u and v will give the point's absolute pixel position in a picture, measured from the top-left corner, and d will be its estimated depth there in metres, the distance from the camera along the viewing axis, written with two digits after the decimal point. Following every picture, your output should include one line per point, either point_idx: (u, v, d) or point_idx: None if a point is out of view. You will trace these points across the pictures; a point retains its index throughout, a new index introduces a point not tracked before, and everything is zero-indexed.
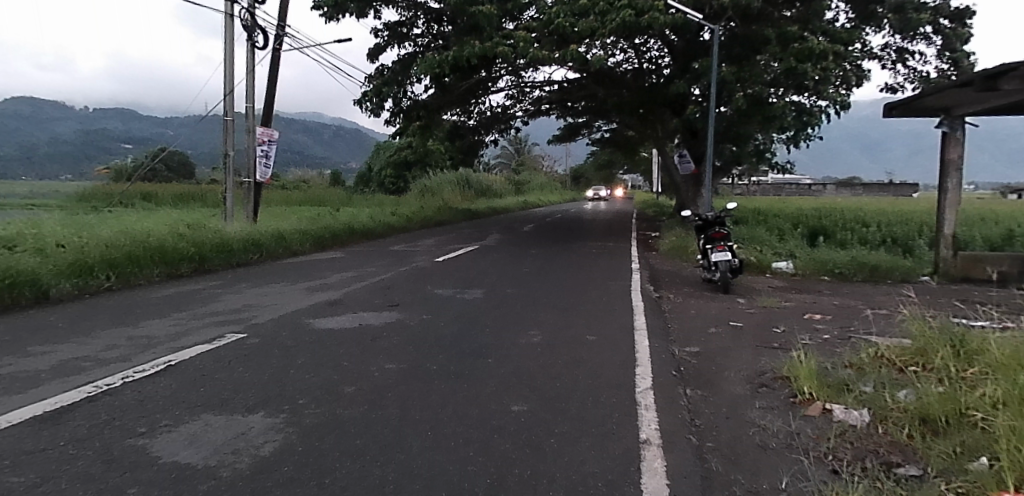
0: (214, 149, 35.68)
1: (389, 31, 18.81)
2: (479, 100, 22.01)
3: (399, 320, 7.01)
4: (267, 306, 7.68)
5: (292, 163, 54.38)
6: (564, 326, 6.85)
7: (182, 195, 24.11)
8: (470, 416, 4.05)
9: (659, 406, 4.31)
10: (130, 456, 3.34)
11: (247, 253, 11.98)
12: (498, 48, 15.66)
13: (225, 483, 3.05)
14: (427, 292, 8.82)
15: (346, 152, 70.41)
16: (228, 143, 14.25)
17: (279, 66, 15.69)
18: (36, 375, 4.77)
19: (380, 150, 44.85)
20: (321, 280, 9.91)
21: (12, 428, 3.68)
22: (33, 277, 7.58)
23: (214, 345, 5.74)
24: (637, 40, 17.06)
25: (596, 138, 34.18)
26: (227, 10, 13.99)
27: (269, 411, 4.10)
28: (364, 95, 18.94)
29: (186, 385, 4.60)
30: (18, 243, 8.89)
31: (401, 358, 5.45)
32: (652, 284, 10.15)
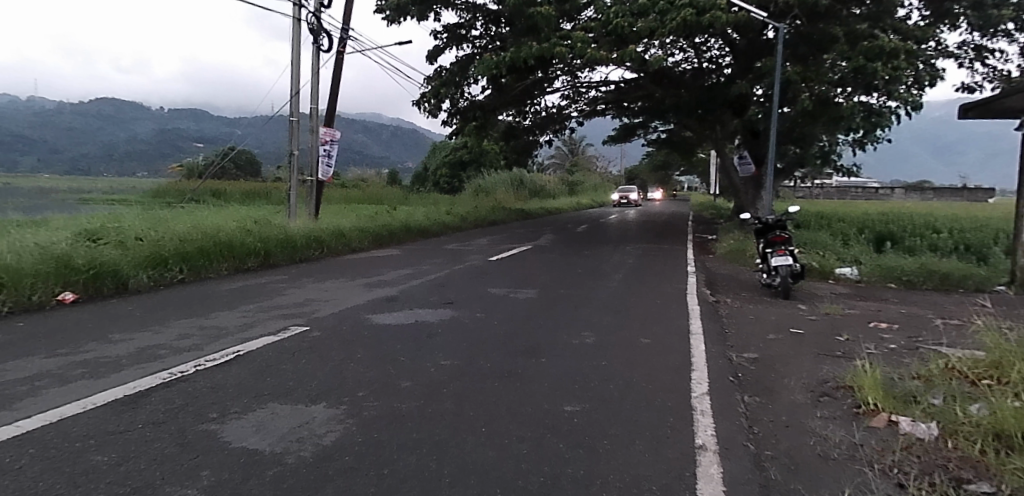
0: (278, 148, 37.00)
1: (448, 33, 19.09)
2: (535, 100, 22.06)
3: (455, 317, 7.13)
4: (328, 301, 7.94)
5: (350, 162, 55.71)
6: (619, 327, 6.82)
7: (249, 192, 25.04)
8: (524, 414, 4.10)
9: (716, 412, 4.25)
10: (202, 441, 3.52)
11: (308, 249, 12.39)
12: (555, 48, 15.63)
13: (290, 469, 3.19)
14: (481, 291, 8.91)
15: (403, 151, 71.74)
16: (293, 142, 14.74)
17: (341, 68, 16.14)
18: (118, 360, 5.09)
19: (437, 149, 45.48)
20: (379, 276, 10.16)
21: (96, 410, 3.93)
22: (114, 268, 8.06)
23: (280, 337, 5.98)
24: (697, 40, 16.82)
25: (652, 138, 33.74)
26: (296, 14, 14.47)
27: (331, 402, 4.25)
28: (422, 96, 19.31)
29: (254, 373, 4.82)
30: (101, 235, 9.46)
31: (456, 355, 5.55)
32: (709, 288, 9.97)
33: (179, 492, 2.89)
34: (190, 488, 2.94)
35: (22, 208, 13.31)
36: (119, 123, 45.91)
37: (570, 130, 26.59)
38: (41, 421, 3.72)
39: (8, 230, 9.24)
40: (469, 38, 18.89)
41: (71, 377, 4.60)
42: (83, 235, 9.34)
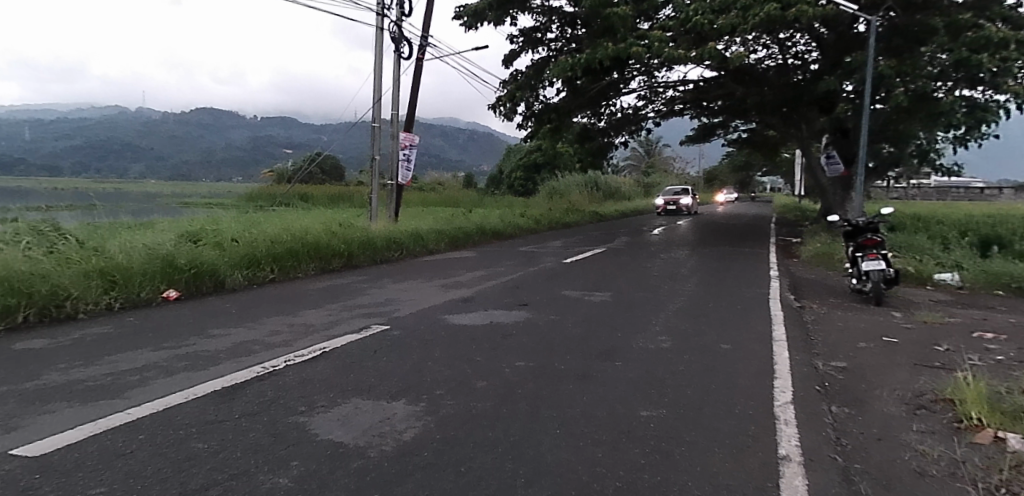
0: (360, 153, 38.32)
1: (524, 37, 19.21)
2: (611, 101, 21.83)
3: (529, 319, 7.18)
4: (408, 301, 8.18)
5: (426, 166, 56.83)
6: (697, 332, 6.67)
7: (333, 195, 26.10)
8: (599, 417, 4.09)
9: (801, 422, 4.08)
10: (292, 432, 3.72)
11: (388, 250, 12.79)
12: (632, 48, 15.43)
13: (372, 463, 3.32)
14: (556, 294, 8.93)
15: (479, 154, 72.69)
16: (374, 147, 15.26)
17: (420, 75, 16.55)
18: (216, 354, 5.44)
19: (513, 152, 45.78)
20: (456, 277, 10.36)
21: (197, 400, 4.22)
22: (213, 268, 8.61)
23: (363, 335, 6.21)
24: (782, 35, 16.23)
25: (732, 138, 32.70)
26: (378, 24, 14.99)
27: (410, 399, 4.38)
28: (498, 100, 19.58)
29: (338, 370, 5.04)
30: (201, 237, 10.13)
31: (531, 356, 5.59)
32: (793, 293, 9.57)
33: (272, 479, 3.07)
34: (282, 477, 3.11)
35: (132, 212, 14.44)
36: (216, 132, 48.89)
37: (646, 131, 26.18)
38: (149, 409, 4.03)
39: (122, 232, 10.06)
40: (545, 42, 18.99)
41: (175, 369, 4.96)
42: (185, 237, 10.02)
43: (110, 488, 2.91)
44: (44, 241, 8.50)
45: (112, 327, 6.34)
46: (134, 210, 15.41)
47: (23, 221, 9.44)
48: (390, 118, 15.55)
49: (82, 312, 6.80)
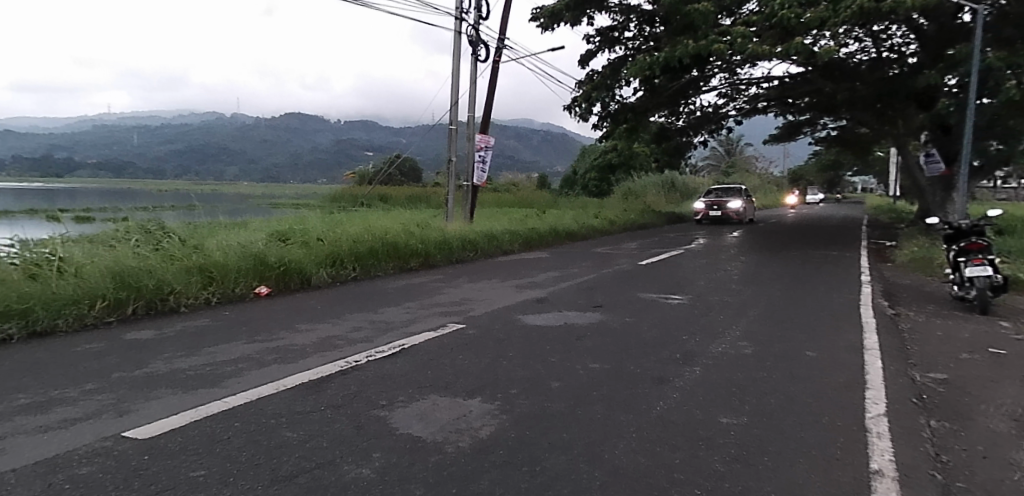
0: (437, 155, 39.13)
1: (601, 36, 19.09)
2: (690, 100, 21.32)
3: (603, 321, 7.12)
4: (483, 300, 8.28)
5: (501, 168, 57.22)
6: (780, 338, 6.40)
7: (411, 197, 26.75)
8: (677, 423, 4.01)
9: (895, 436, 3.86)
10: (374, 425, 3.85)
11: (463, 250, 12.98)
12: (713, 45, 15.03)
13: (450, 458, 3.39)
14: (632, 296, 8.80)
15: (553, 155, 72.66)
16: (451, 150, 15.56)
17: (497, 76, 16.73)
18: (303, 348, 5.71)
19: (587, 153, 45.50)
20: (529, 278, 10.38)
21: (286, 391, 4.44)
22: (300, 266, 9.03)
23: (438, 333, 6.34)
24: (876, 27, 15.37)
25: (820, 136, 31.18)
26: (457, 28, 15.27)
27: (486, 397, 4.45)
28: (574, 100, 19.54)
29: (416, 366, 5.17)
30: (289, 236, 10.65)
31: (606, 358, 5.54)
32: (887, 299, 9.03)
33: (356, 470, 3.19)
34: (365, 467, 3.23)
35: (227, 212, 15.34)
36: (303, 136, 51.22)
37: (726, 129, 25.41)
38: (243, 398, 4.27)
39: (218, 231, 10.70)
40: (622, 41, 18.82)
41: (267, 361, 5.24)
42: (276, 236, 10.58)
43: (209, 471, 3.11)
44: (151, 239, 9.15)
45: (210, 321, 6.76)
46: (229, 210, 16.37)
47: (132, 221, 10.21)
48: (467, 120, 15.79)
49: (184, 306, 7.29)
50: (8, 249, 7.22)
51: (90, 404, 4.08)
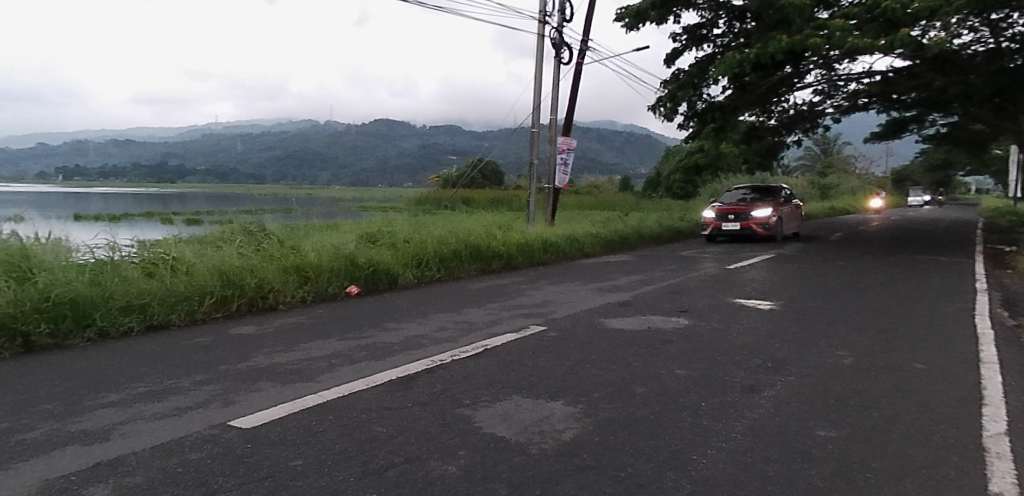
0: (519, 158, 39.50)
1: (688, 34, 18.64)
2: (783, 98, 20.43)
3: (690, 326, 6.93)
4: (565, 303, 8.26)
5: (583, 170, 56.98)
6: (884, 349, 6.00)
7: (493, 199, 27.07)
8: (770, 433, 3.85)
9: (1018, 457, 3.53)
10: (459, 423, 3.91)
11: (545, 252, 12.99)
12: (808, 40, 14.32)
13: (534, 459, 3.40)
14: (719, 301, 8.52)
15: (637, 157, 71.69)
16: (533, 152, 15.62)
17: (580, 78, 16.66)
18: (391, 346, 5.90)
19: (672, 154, 44.58)
20: (612, 281, 10.25)
21: (376, 387, 4.60)
22: (388, 268, 9.33)
23: (521, 334, 6.39)
24: (995, 15, 14.17)
25: (928, 134, 29.06)
26: (540, 32, 15.34)
27: (569, 400, 4.43)
28: (658, 100, 19.17)
29: (500, 367, 5.23)
30: (377, 238, 11.03)
31: (692, 365, 5.39)
32: (1006, 309, 8.28)
33: (443, 467, 3.26)
34: (451, 464, 3.29)
35: (320, 215, 16.08)
36: None
37: (822, 128, 24.15)
38: (336, 392, 4.46)
39: (311, 233, 11.22)
40: (710, 38, 18.30)
41: (358, 358, 5.46)
42: (365, 238, 10.99)
43: (306, 461, 3.27)
44: (252, 240, 9.71)
45: (305, 318, 7.10)
46: (322, 212, 17.16)
47: (236, 223, 10.89)
48: (548, 123, 15.80)
49: (281, 305, 7.69)
50: (129, 249, 7.86)
51: (199, 393, 4.38)
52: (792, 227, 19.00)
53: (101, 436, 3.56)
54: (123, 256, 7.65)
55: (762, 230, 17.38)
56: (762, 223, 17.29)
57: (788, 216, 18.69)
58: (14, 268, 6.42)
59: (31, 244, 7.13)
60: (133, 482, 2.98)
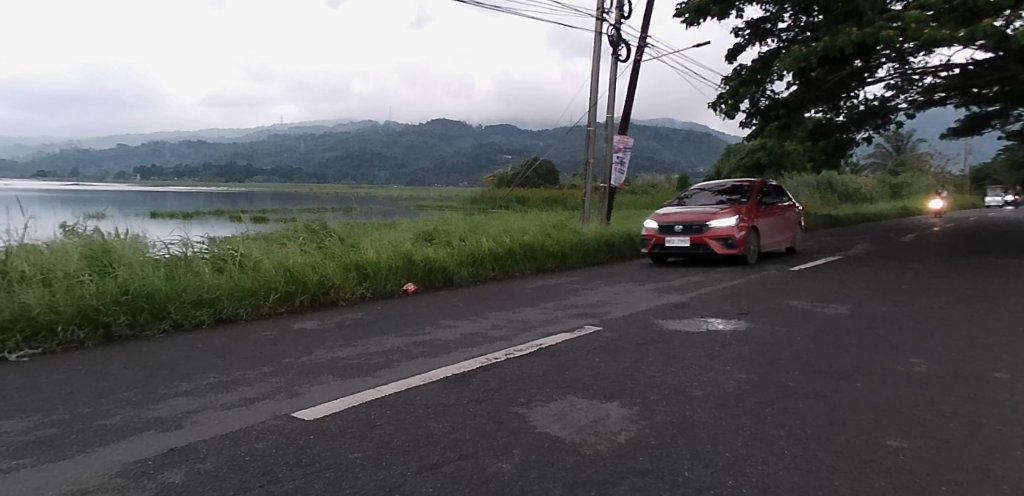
0: (575, 157, 39.33)
1: (751, 29, 18.18)
2: (851, 93, 19.62)
3: (750, 329, 6.73)
4: (620, 303, 8.16)
5: (639, 169, 56.25)
6: (960, 357, 5.68)
7: (548, 198, 27.02)
8: (835, 442, 3.70)
9: None
10: (514, 422, 3.93)
11: (600, 252, 12.87)
12: (880, 33, 13.70)
13: (588, 460, 3.38)
14: (781, 304, 8.24)
15: (695, 155, 70.27)
16: (588, 151, 15.51)
17: (637, 76, 16.43)
18: (447, 343, 5.97)
19: (733, 152, 43.47)
20: (669, 282, 10.05)
21: (432, 383, 4.66)
22: (443, 266, 9.45)
23: (575, 335, 6.35)
24: None
25: (1012, 129, 27.33)
26: (597, 29, 15.20)
27: (625, 402, 4.38)
28: (719, 97, 18.74)
29: (555, 367, 5.21)
30: (433, 237, 11.17)
31: (753, 369, 5.24)
32: None
33: (497, 464, 3.28)
34: (505, 462, 3.30)
35: (379, 213, 16.43)
36: None
37: (894, 124, 23.05)
38: (394, 387, 4.55)
39: (371, 231, 11.48)
40: (774, 33, 17.78)
41: (414, 354, 5.55)
42: (422, 236, 11.16)
43: (365, 454, 3.34)
44: (314, 238, 10.01)
45: (363, 314, 7.27)
46: (381, 211, 17.52)
47: (299, 221, 11.25)
48: (605, 121, 15.65)
49: (341, 300, 7.90)
50: (201, 245, 8.24)
51: (265, 385, 4.55)
52: (779, 240, 13.70)
53: (175, 423, 3.75)
54: (195, 252, 8.02)
55: (724, 246, 11.97)
56: (723, 236, 11.89)
57: (767, 228, 13.00)
58: (98, 262, 6.84)
59: (113, 239, 7.57)
60: (204, 468, 3.11)
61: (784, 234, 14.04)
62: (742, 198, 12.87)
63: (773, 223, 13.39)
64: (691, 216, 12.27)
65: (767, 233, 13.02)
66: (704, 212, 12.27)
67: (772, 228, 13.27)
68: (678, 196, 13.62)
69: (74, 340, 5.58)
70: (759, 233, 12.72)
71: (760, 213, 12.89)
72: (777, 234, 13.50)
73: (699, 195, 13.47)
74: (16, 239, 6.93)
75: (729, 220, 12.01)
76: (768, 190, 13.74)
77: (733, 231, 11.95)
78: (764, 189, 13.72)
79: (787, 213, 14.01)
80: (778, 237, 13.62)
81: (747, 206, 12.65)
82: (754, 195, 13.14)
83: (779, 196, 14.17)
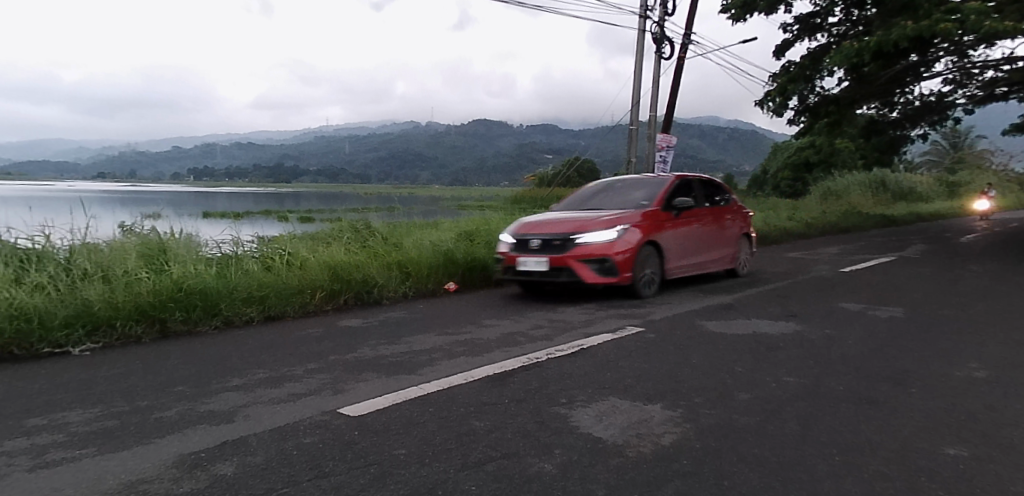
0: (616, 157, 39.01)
1: (800, 24, 17.72)
2: (906, 88, 18.93)
3: (798, 332, 6.56)
4: (663, 304, 8.06)
5: (683, 168, 55.48)
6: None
7: None
8: (889, 449, 3.58)
9: None
10: (555, 422, 3.92)
11: None
12: (938, 25, 13.19)
13: (631, 462, 3.35)
14: (831, 306, 8.01)
15: (740, 154, 68.89)
16: (630, 151, 15.36)
17: (681, 73, 16.20)
18: (488, 342, 6.00)
19: (781, 151, 42.45)
20: (713, 283, 9.87)
21: (474, 382, 4.69)
22: (484, 265, 9.50)
23: (617, 335, 6.31)
24: None
25: None
26: (641, 26, 15.05)
27: (668, 404, 4.32)
28: (766, 95, 18.34)
29: (597, 367, 5.18)
30: (475, 236, 11.24)
31: (802, 373, 5.10)
32: None
33: (539, 464, 3.28)
34: (547, 462, 3.30)
35: (421, 213, 16.63)
36: None
37: (952, 120, 22.14)
38: (437, 385, 4.60)
39: (414, 231, 11.62)
40: (824, 28, 17.28)
41: (456, 352, 5.60)
42: (464, 236, 11.24)
43: (408, 451, 3.39)
44: (359, 237, 10.21)
45: (406, 313, 7.37)
46: (424, 211, 17.73)
47: (344, 221, 11.49)
48: (648, 119, 15.48)
49: (385, 299, 8.03)
50: (250, 244, 8.49)
51: (312, 381, 4.66)
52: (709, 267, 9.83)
53: (227, 417, 3.87)
54: (245, 251, 8.27)
55: (597, 272, 7.93)
56: (596, 256, 7.92)
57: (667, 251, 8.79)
58: (154, 260, 7.11)
59: (168, 238, 7.86)
60: (255, 461, 3.20)
61: (698, 254, 9.41)
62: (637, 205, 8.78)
63: (692, 237, 9.27)
64: (553, 227, 8.26)
65: (680, 253, 9.02)
66: (576, 220, 8.25)
67: (690, 247, 9.20)
68: (580, 192, 9.83)
69: (131, 335, 5.81)
70: (660, 253, 8.66)
71: (657, 225, 8.65)
72: (707, 251, 9.59)
73: (599, 196, 9.64)
74: (79, 238, 7.27)
75: (604, 236, 7.99)
76: (713, 190, 10.15)
77: (610, 251, 7.97)
78: (675, 192, 9.29)
79: (722, 226, 9.95)
80: (680, 258, 9.04)
81: (631, 216, 8.31)
82: (665, 194, 9.07)
83: (706, 202, 9.85)
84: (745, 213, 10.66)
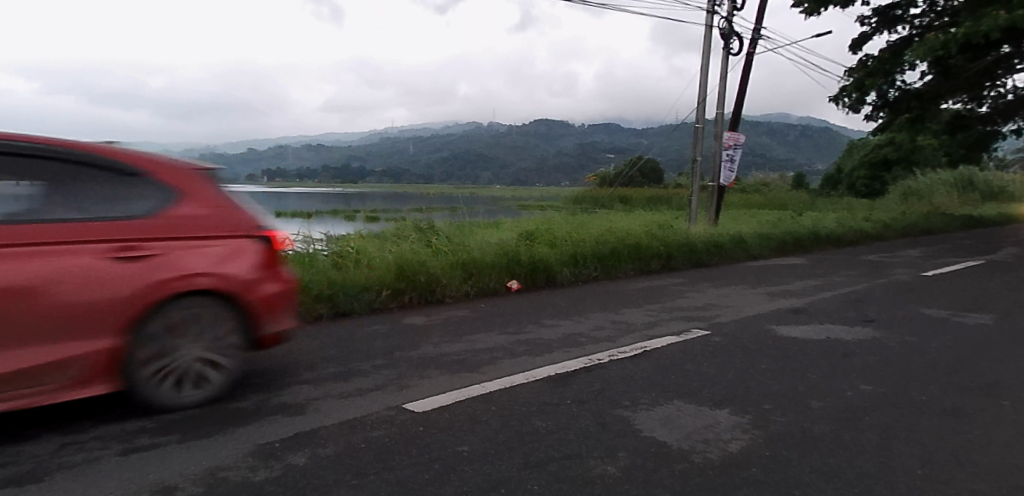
0: None
1: (879, 16, 16.89)
2: (997, 82, 17.75)
3: (876, 338, 6.25)
4: (730, 307, 7.83)
5: (751, 167, 53.85)
6: None
7: (653, 198, 26.45)
8: (978, 464, 3.37)
9: None
10: (618, 424, 3.87)
11: (708, 254, 12.40)
12: None
13: (697, 468, 3.27)
14: (912, 312, 7.59)
15: (813, 152, 66.27)
16: (696, 149, 15.01)
17: (750, 69, 15.72)
18: (549, 343, 5.98)
19: (856, 149, 40.59)
20: (784, 286, 9.53)
21: (536, 382, 4.70)
22: (545, 265, 9.47)
23: (681, 338, 6.16)
24: None
25: None
26: (708, 22, 14.69)
27: (735, 409, 4.20)
28: (842, 91, 17.56)
29: (661, 370, 5.08)
30: (536, 237, 11.23)
31: (880, 381, 4.86)
32: None
33: (602, 466, 3.24)
34: (610, 465, 3.27)
35: (483, 213, 16.76)
36: None
37: None
38: (498, 385, 4.62)
39: (476, 231, 11.71)
40: (905, 19, 16.40)
41: (518, 352, 5.61)
42: (525, 236, 11.24)
43: (472, 448, 3.42)
44: (422, 237, 10.37)
45: (468, 312, 7.43)
46: (487, 211, 17.88)
47: (409, 221, 11.70)
48: (715, 117, 15.09)
49: (447, 297, 8.13)
50: (320, 243, 8.76)
51: (377, 377, 4.77)
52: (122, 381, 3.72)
53: (298, 410, 4.01)
54: (315, 249, 8.54)
55: None
56: None
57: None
58: None
59: None
60: (325, 453, 3.31)
61: (84, 340, 3.50)
62: (115, 217, 3.67)
63: (102, 294, 3.51)
64: None
65: None
66: None
67: (28, 323, 3.29)
68: None
69: None
70: None
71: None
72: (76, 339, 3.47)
73: None
74: None
75: None
76: (153, 188, 3.93)
77: None
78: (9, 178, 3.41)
79: (194, 282, 3.87)
80: (86, 340, 3.50)
81: None
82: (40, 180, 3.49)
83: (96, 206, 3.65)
84: (233, 243, 4.16)
